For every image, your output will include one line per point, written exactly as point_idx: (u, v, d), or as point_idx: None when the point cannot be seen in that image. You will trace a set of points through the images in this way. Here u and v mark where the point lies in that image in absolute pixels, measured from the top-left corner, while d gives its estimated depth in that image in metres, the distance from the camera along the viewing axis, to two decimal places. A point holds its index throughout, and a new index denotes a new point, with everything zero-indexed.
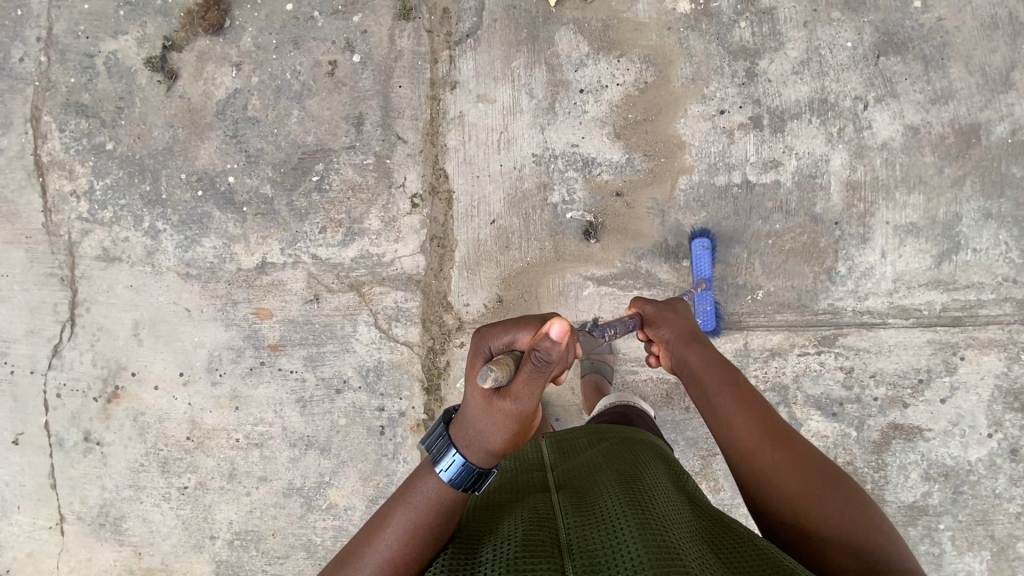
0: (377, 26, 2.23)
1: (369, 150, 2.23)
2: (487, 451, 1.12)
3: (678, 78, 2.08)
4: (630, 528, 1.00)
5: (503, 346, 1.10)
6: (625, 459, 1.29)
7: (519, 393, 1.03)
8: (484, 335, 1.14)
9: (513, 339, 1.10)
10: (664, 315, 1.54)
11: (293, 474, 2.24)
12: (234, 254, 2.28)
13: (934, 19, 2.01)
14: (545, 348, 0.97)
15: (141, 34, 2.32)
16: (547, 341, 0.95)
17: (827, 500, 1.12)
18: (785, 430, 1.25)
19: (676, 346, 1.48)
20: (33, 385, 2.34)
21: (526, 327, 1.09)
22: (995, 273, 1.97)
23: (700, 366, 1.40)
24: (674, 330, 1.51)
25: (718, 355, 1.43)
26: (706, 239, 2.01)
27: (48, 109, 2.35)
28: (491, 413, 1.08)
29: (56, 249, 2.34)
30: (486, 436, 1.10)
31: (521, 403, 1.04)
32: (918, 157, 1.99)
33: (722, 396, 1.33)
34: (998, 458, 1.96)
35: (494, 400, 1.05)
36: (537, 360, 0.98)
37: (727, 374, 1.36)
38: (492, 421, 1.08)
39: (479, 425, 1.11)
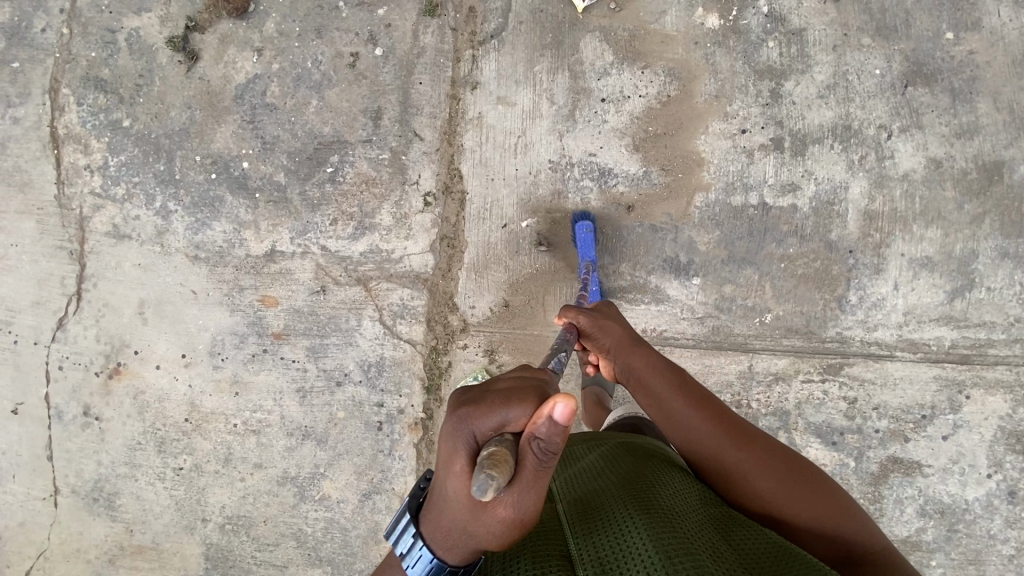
0: (401, 21, 2.21)
1: (386, 145, 2.21)
2: (474, 548, 0.94)
3: (702, 94, 2.06)
4: (638, 527, 1.03)
5: (491, 432, 0.84)
6: (625, 461, 1.29)
7: (518, 497, 0.83)
8: (460, 415, 0.86)
9: (501, 422, 0.84)
10: (601, 325, 1.42)
11: (288, 463, 2.24)
12: (244, 240, 2.27)
13: (966, 53, 1.98)
14: (546, 436, 0.79)
15: (164, 13, 2.31)
16: (550, 423, 0.79)
17: (791, 483, 1.21)
18: (736, 422, 1.30)
19: (620, 356, 1.39)
20: (36, 356, 2.35)
21: (522, 402, 0.84)
22: (1007, 313, 1.95)
23: (646, 373, 1.34)
24: (614, 339, 1.41)
25: (660, 360, 1.37)
26: (588, 222, 2.04)
27: (67, 82, 2.35)
28: (481, 517, 0.87)
29: (67, 222, 2.35)
30: (477, 539, 0.91)
31: (521, 507, 0.84)
32: (938, 190, 1.97)
33: (676, 402, 1.31)
34: (995, 499, 1.95)
35: (486, 506, 0.84)
36: (540, 450, 0.80)
37: (673, 376, 1.35)
38: (485, 526, 0.87)
39: (465, 526, 0.90)
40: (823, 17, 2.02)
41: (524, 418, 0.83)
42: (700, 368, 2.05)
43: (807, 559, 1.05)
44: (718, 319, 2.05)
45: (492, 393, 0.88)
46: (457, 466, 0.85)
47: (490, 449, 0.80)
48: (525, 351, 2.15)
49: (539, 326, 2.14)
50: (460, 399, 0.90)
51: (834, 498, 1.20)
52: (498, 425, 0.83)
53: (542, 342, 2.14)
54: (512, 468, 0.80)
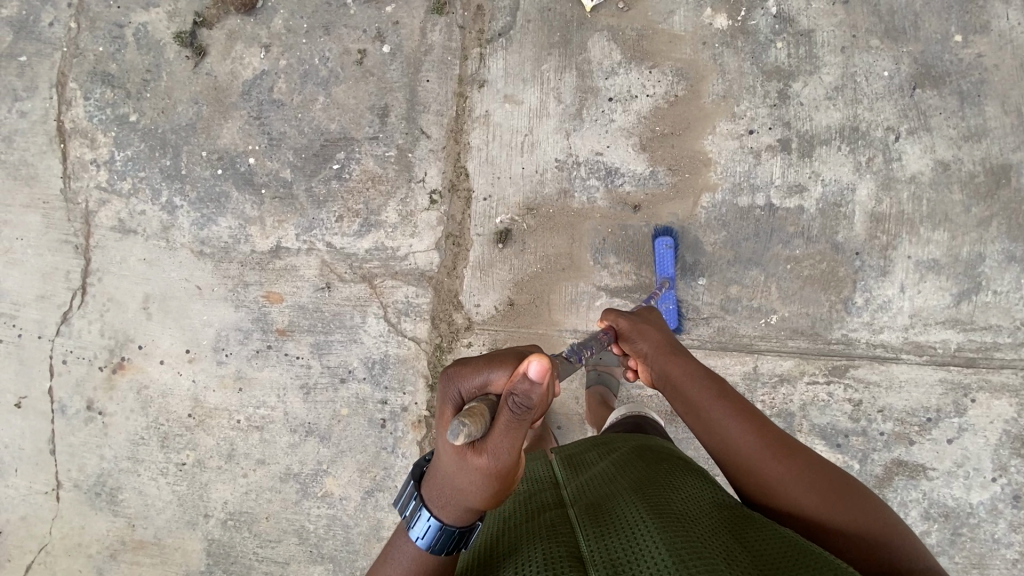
0: (409, 18, 2.21)
1: (392, 142, 2.21)
2: (465, 509, 1.03)
3: (709, 94, 2.06)
4: (650, 530, 1.03)
5: (475, 389, 1.00)
6: (638, 467, 1.31)
7: (497, 446, 0.93)
8: (452, 376, 1.04)
9: (485, 381, 1.00)
10: (640, 329, 1.51)
11: (291, 460, 2.24)
12: (249, 236, 2.27)
13: (974, 55, 1.98)
14: (522, 390, 0.89)
15: (172, 8, 2.31)
16: (523, 381, 0.88)
17: (832, 499, 1.19)
18: (777, 434, 1.30)
19: (657, 360, 1.46)
20: (40, 349, 2.35)
21: (501, 365, 1.00)
22: (1013, 317, 1.94)
23: (683, 379, 1.40)
24: (652, 344, 1.48)
25: (699, 367, 1.42)
26: (669, 239, 2.02)
27: (75, 76, 2.35)
28: (466, 471, 0.98)
29: (73, 216, 2.35)
30: (466, 496, 1.01)
31: (499, 462, 0.94)
32: (946, 193, 1.97)
33: (713, 408, 1.34)
34: (1000, 503, 1.94)
35: (468, 456, 0.95)
36: (515, 406, 0.90)
37: (711, 384, 1.38)
38: (470, 480, 0.98)
39: (454, 482, 1.01)
40: (831, 18, 2.02)
41: (503, 377, 0.98)
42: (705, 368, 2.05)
43: (825, 560, 1.03)
44: (723, 320, 2.04)
45: (480, 360, 1.05)
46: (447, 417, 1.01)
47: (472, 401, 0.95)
48: None
49: (544, 325, 2.14)
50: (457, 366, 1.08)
51: (878, 515, 1.17)
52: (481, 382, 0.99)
53: (547, 341, 2.14)
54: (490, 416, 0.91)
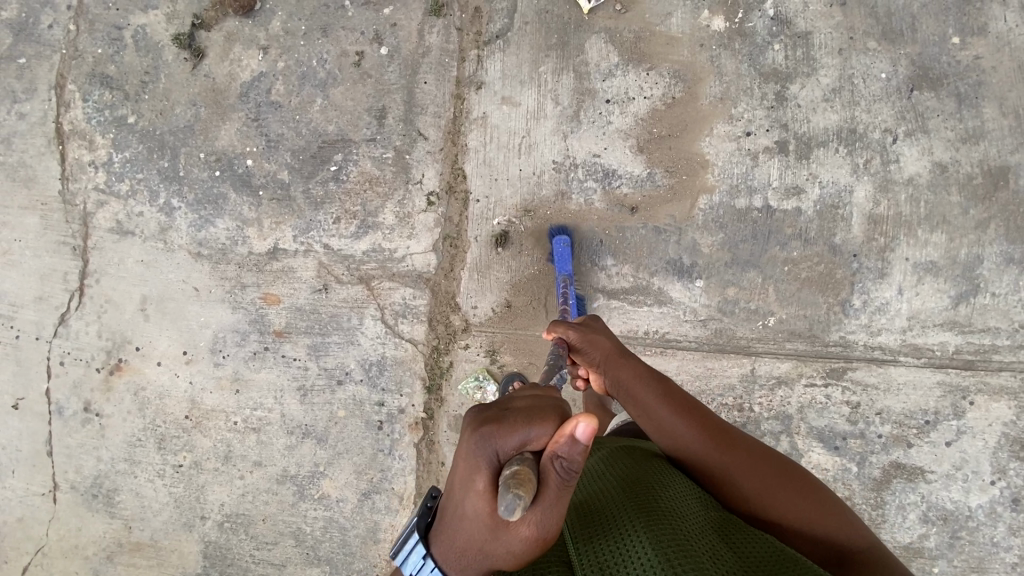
0: (406, 20, 2.22)
1: (390, 144, 2.22)
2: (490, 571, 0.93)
3: (706, 96, 2.06)
4: (639, 531, 1.04)
5: (511, 451, 0.84)
6: (626, 462, 1.28)
7: (540, 516, 0.83)
8: (481, 436, 0.85)
9: (523, 441, 0.84)
10: (591, 339, 1.36)
11: (288, 462, 2.24)
12: (247, 238, 2.27)
13: (972, 57, 1.98)
14: (570, 453, 0.80)
15: (171, 10, 2.32)
16: (573, 443, 0.80)
17: (778, 487, 1.23)
18: (724, 428, 1.28)
19: (607, 368, 1.32)
20: (37, 350, 2.35)
21: (541, 421, 0.85)
22: (1011, 319, 1.94)
23: (634, 385, 1.28)
24: (603, 352, 1.35)
25: (647, 368, 1.32)
26: (564, 236, 2.05)
27: (73, 78, 2.36)
28: (502, 539, 0.86)
29: (71, 218, 2.35)
30: (497, 561, 0.90)
31: (545, 529, 0.85)
32: (943, 195, 1.96)
33: (664, 413, 1.26)
34: (999, 506, 1.93)
35: (507, 527, 0.83)
36: (563, 471, 0.81)
37: (660, 386, 1.29)
38: (506, 548, 0.87)
39: (483, 548, 0.89)
40: (829, 20, 2.02)
41: (546, 436, 0.84)
42: (702, 370, 2.04)
43: (802, 561, 1.09)
44: (720, 322, 2.04)
45: (510, 411, 0.88)
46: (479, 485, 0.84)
47: (512, 468, 0.80)
48: (526, 352, 2.15)
49: (541, 327, 2.14)
50: (480, 417, 0.89)
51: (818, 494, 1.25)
52: (521, 444, 0.83)
53: (543, 343, 2.14)
54: (536, 484, 0.80)
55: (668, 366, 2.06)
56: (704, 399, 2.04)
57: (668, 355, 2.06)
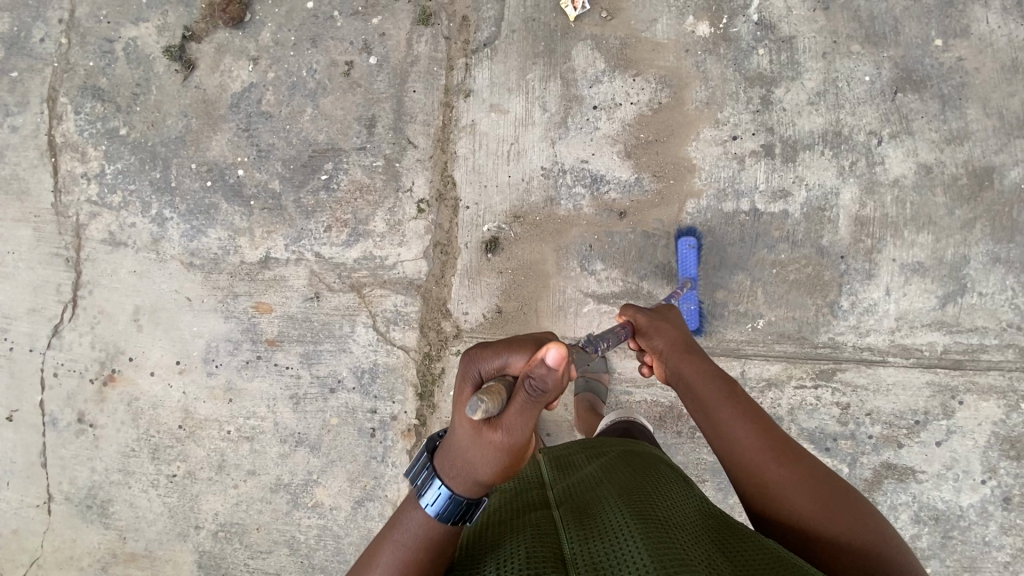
0: (395, 30, 2.23)
1: (379, 152, 2.23)
2: (473, 483, 1.06)
3: (692, 101, 2.07)
4: (634, 537, 1.03)
5: (494, 369, 1.05)
6: (624, 472, 1.32)
7: (511, 423, 0.97)
8: (474, 356, 1.09)
9: (504, 362, 1.05)
10: (657, 326, 1.49)
11: (281, 470, 2.24)
12: (238, 247, 2.29)
13: (954, 59, 1.99)
14: (539, 375, 0.93)
15: (161, 22, 2.34)
16: (542, 366, 0.93)
17: (832, 509, 1.19)
18: (786, 442, 1.30)
19: (670, 358, 1.44)
20: (31, 362, 2.36)
21: (519, 350, 1.05)
22: (999, 319, 1.95)
23: (697, 379, 1.38)
24: (668, 341, 1.46)
25: (712, 368, 1.40)
26: (692, 239, 2.03)
27: (65, 91, 2.37)
28: (479, 445, 1.02)
29: (63, 230, 2.36)
30: (475, 469, 1.05)
31: (512, 438, 0.98)
32: (929, 196, 1.98)
33: (723, 409, 1.33)
34: (990, 505, 1.94)
35: (482, 430, 0.99)
36: (531, 388, 0.94)
37: (726, 387, 1.36)
38: (480, 455, 1.02)
39: (465, 454, 1.05)
40: (812, 25, 2.04)
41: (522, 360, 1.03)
42: None
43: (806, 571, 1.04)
44: (710, 325, 2.05)
45: (500, 344, 1.10)
46: (465, 393, 1.05)
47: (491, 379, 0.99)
48: None
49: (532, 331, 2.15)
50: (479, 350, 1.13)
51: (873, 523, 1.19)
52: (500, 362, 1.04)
53: None
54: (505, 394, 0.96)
55: None
56: None
57: None
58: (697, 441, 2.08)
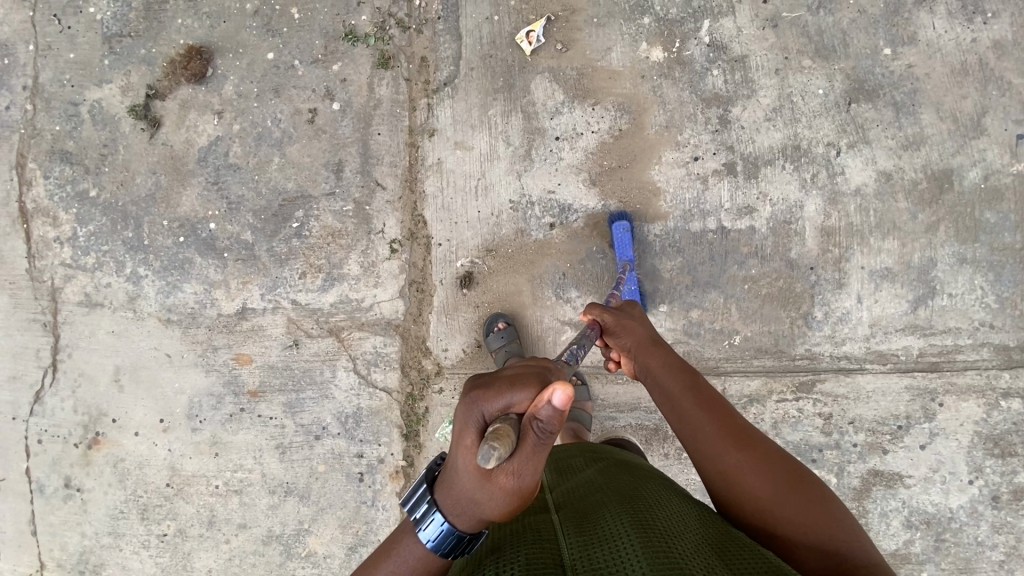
0: (356, 75, 2.26)
1: (349, 196, 2.24)
2: (479, 520, 1.02)
3: (652, 126, 2.10)
4: (634, 545, 1.02)
5: (498, 412, 0.91)
6: (622, 481, 1.33)
7: (520, 469, 0.89)
8: (471, 397, 0.94)
9: (508, 404, 0.91)
10: (624, 325, 1.50)
11: (272, 522, 2.22)
12: (215, 300, 2.29)
13: (904, 67, 2.02)
14: (546, 418, 0.84)
15: (125, 83, 2.36)
16: (547, 409, 0.83)
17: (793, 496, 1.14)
18: (748, 429, 1.24)
19: (637, 354, 1.43)
20: (14, 431, 2.34)
21: (525, 386, 0.92)
22: (971, 318, 1.96)
23: (661, 372, 1.36)
24: (635, 339, 1.45)
25: (678, 361, 1.39)
26: (625, 222, 2.04)
27: (34, 156, 2.39)
28: (486, 488, 0.95)
29: (39, 295, 2.36)
30: (480, 508, 1.00)
31: (522, 481, 0.91)
32: (891, 202, 2.00)
33: (685, 402, 1.29)
34: (979, 505, 1.94)
35: (493, 477, 0.91)
36: (540, 432, 0.85)
37: (689, 378, 1.34)
38: (487, 496, 0.95)
39: (472, 495, 0.99)
40: (763, 43, 2.07)
41: (528, 400, 0.90)
42: None
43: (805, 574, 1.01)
44: (687, 345, 2.07)
45: (501, 378, 0.96)
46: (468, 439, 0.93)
47: (496, 424, 0.86)
48: None
49: None
50: (474, 383, 0.98)
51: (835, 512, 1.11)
52: (504, 405, 0.90)
53: None
54: (514, 443, 0.85)
55: (641, 393, 2.09)
56: None
57: (641, 383, 2.09)
58: (685, 461, 2.08)
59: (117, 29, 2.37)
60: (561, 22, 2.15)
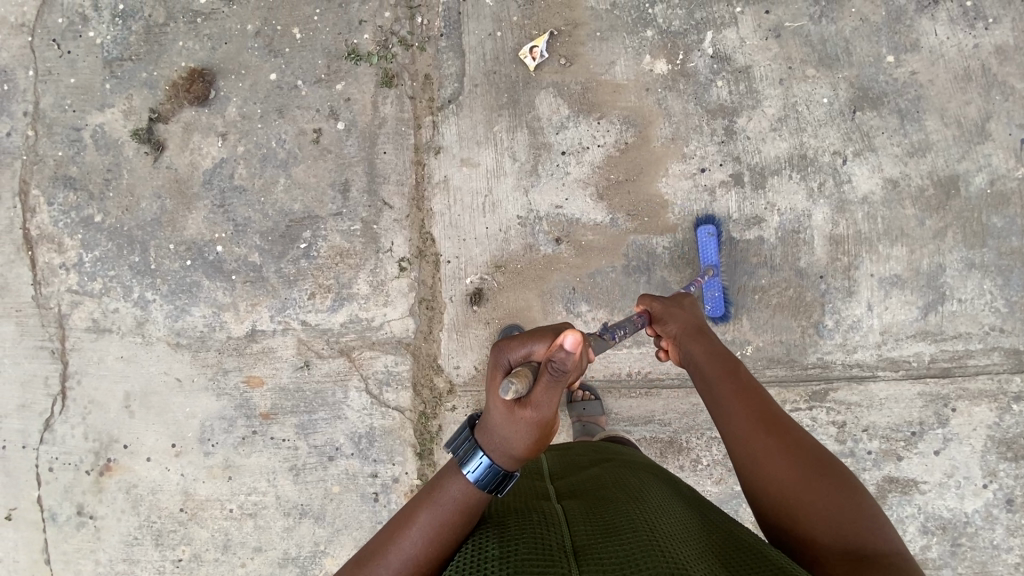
0: (359, 94, 2.25)
1: (356, 216, 2.24)
2: (506, 462, 1.07)
3: (658, 138, 2.10)
4: (638, 540, 1.00)
5: (521, 358, 1.06)
6: (628, 481, 1.31)
7: (539, 400, 0.98)
8: (500, 346, 1.10)
9: (529, 351, 1.06)
10: (671, 311, 1.55)
11: (288, 544, 2.22)
12: (224, 323, 2.28)
13: (908, 74, 2.03)
14: (560, 357, 0.95)
15: (127, 107, 2.35)
16: (561, 350, 0.93)
17: (818, 486, 1.09)
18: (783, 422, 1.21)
19: (683, 340, 1.48)
20: (25, 459, 2.33)
21: (542, 338, 1.07)
22: (981, 323, 1.97)
23: (704, 361, 1.39)
24: (680, 325, 1.51)
25: (722, 351, 1.40)
26: (711, 226, 2.02)
27: (37, 183, 2.37)
28: (510, 424, 1.03)
29: (46, 322, 2.35)
30: (504, 447, 1.06)
31: (541, 414, 0.99)
32: (899, 210, 2.01)
33: (724, 388, 1.30)
34: (994, 509, 1.95)
35: (514, 410, 1.01)
36: (554, 370, 0.95)
37: (733, 369, 1.34)
38: (510, 433, 1.03)
39: (497, 434, 1.06)
40: (766, 53, 2.07)
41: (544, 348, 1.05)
42: (688, 407, 2.09)
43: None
44: None
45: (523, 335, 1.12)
46: (496, 380, 1.06)
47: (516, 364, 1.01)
48: None
49: None
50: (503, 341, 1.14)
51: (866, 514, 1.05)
52: (525, 351, 1.05)
53: None
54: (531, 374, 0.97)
55: (655, 406, 2.10)
56: (693, 435, 2.08)
57: (655, 396, 2.10)
58: (701, 473, 2.09)
59: (117, 52, 2.35)
60: (564, 37, 2.15)
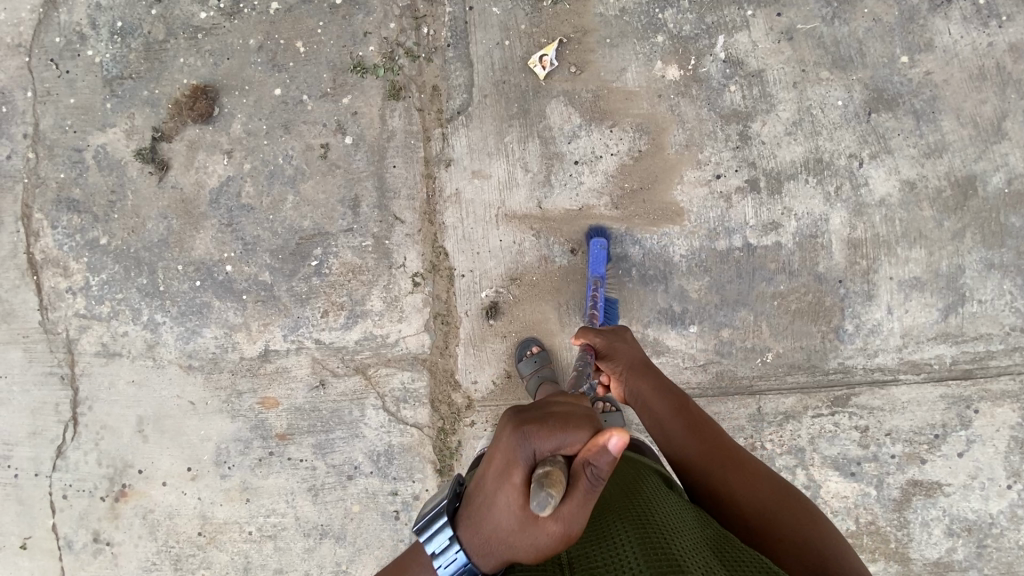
0: (366, 107, 2.22)
1: (367, 231, 2.21)
2: (507, 561, 0.91)
3: (672, 145, 2.08)
4: (632, 545, 0.97)
5: (547, 452, 0.82)
6: (622, 470, 1.26)
7: (571, 515, 0.80)
8: (520, 431, 0.84)
9: (558, 445, 0.82)
10: (615, 347, 1.48)
11: (310, 565, 2.20)
12: (236, 343, 2.25)
13: (922, 74, 2.01)
14: (599, 462, 0.77)
15: (129, 126, 2.30)
16: (605, 455, 0.77)
17: (764, 503, 1.16)
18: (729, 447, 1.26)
19: (627, 377, 1.41)
20: (38, 488, 2.30)
21: (574, 427, 0.83)
22: (1001, 323, 1.96)
23: (651, 396, 1.35)
24: (626, 362, 1.44)
25: (664, 380, 1.39)
26: (602, 239, 2.04)
27: (39, 206, 2.33)
28: (528, 533, 0.83)
29: (55, 347, 2.31)
30: (511, 551, 0.88)
31: (569, 526, 0.81)
32: (916, 212, 1.99)
33: (672, 423, 1.30)
34: (1019, 509, 1.95)
35: (538, 522, 0.80)
36: (592, 478, 0.78)
37: (676, 400, 1.34)
38: (524, 540, 0.84)
39: (505, 535, 0.87)
40: (779, 56, 2.05)
41: (579, 443, 0.82)
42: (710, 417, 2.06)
43: None
44: (719, 364, 2.06)
45: (547, 414, 0.86)
46: (513, 478, 0.82)
47: (549, 468, 0.78)
48: None
49: None
50: (520, 417, 0.87)
51: (814, 523, 1.12)
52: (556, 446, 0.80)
53: None
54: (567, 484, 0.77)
55: None
56: None
57: None
58: None
59: (116, 71, 2.31)
60: (573, 44, 2.12)
